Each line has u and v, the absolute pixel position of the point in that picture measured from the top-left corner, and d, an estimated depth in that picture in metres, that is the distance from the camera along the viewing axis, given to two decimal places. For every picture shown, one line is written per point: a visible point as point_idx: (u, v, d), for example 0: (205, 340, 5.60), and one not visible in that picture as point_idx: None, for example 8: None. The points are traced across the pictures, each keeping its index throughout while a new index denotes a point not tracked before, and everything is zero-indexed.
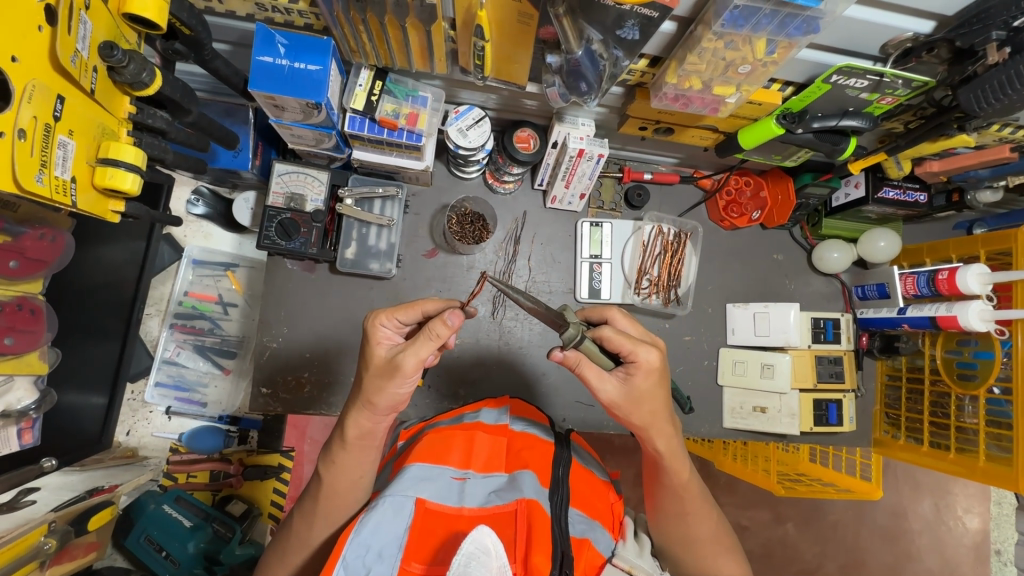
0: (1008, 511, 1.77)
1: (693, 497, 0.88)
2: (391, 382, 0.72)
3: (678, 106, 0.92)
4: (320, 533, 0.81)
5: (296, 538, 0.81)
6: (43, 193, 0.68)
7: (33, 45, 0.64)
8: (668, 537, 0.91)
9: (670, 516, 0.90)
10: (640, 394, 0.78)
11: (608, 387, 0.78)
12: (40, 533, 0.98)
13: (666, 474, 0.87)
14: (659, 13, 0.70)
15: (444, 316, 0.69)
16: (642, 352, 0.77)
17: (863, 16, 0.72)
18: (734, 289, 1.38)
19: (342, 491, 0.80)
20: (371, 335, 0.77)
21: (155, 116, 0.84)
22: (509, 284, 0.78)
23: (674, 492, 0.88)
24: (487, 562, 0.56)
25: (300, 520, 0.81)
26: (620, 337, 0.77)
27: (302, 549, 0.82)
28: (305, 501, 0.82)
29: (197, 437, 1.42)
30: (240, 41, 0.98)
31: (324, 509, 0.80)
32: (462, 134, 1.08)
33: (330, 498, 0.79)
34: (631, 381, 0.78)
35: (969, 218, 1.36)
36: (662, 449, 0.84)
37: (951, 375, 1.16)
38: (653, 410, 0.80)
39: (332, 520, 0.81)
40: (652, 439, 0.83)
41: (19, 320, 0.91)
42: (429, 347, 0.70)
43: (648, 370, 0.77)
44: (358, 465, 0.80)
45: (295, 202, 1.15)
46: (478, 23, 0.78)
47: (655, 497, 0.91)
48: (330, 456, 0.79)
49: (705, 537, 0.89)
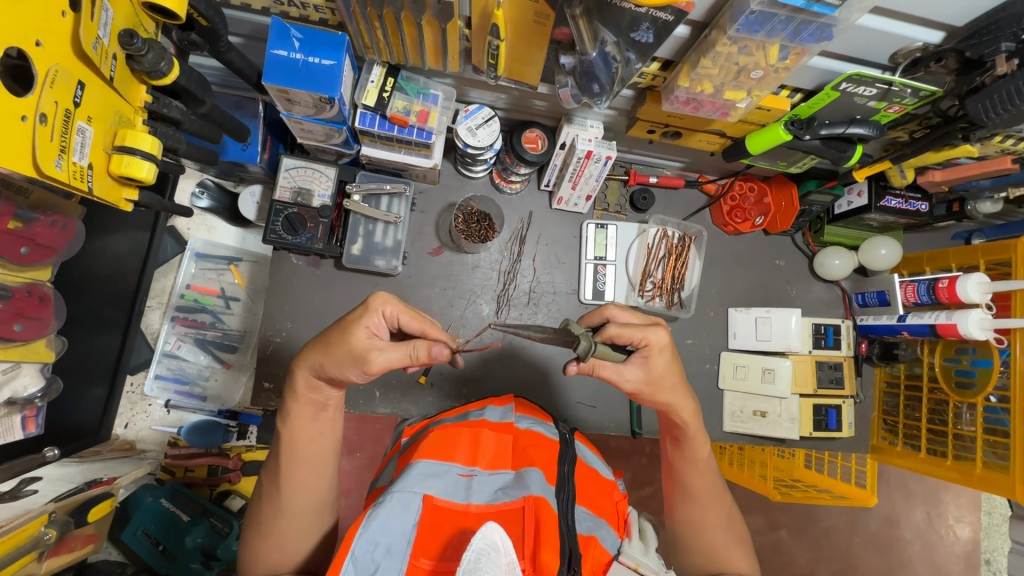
0: (999, 521, 1.78)
1: (709, 470, 0.91)
2: (353, 368, 0.74)
3: (689, 109, 0.93)
4: (291, 493, 0.79)
5: (269, 503, 0.80)
6: (61, 178, 0.68)
7: (56, 30, 0.64)
8: (683, 520, 0.91)
9: (687, 494, 0.91)
10: (657, 374, 0.81)
11: (630, 375, 0.80)
12: (40, 523, 0.96)
13: (687, 447, 0.90)
14: (674, 16, 0.71)
15: (432, 345, 0.74)
16: (652, 334, 0.79)
17: (876, 26, 0.73)
18: (735, 294, 1.40)
19: (302, 446, 0.79)
20: (369, 311, 0.75)
21: (170, 106, 0.84)
22: (514, 326, 0.82)
23: (693, 464, 0.91)
24: (497, 559, 0.55)
25: (269, 484, 0.80)
26: (627, 328, 0.78)
27: (275, 513, 0.79)
28: (271, 464, 0.82)
29: (196, 431, 1.39)
30: (253, 34, 0.98)
31: (289, 466, 0.79)
32: (471, 133, 1.09)
33: (292, 452, 0.79)
34: (649, 364, 0.80)
35: (967, 229, 1.38)
36: (688, 421, 0.87)
37: (949, 383, 1.17)
38: (675, 387, 0.83)
39: (301, 478, 0.79)
40: (678, 412, 0.85)
41: (28, 306, 0.91)
42: (402, 360, 0.74)
43: (660, 349, 0.80)
44: (315, 420, 0.80)
45: (302, 197, 1.14)
46: (493, 22, 0.78)
47: (673, 473, 0.93)
48: (284, 412, 0.80)
49: (718, 522, 0.89)
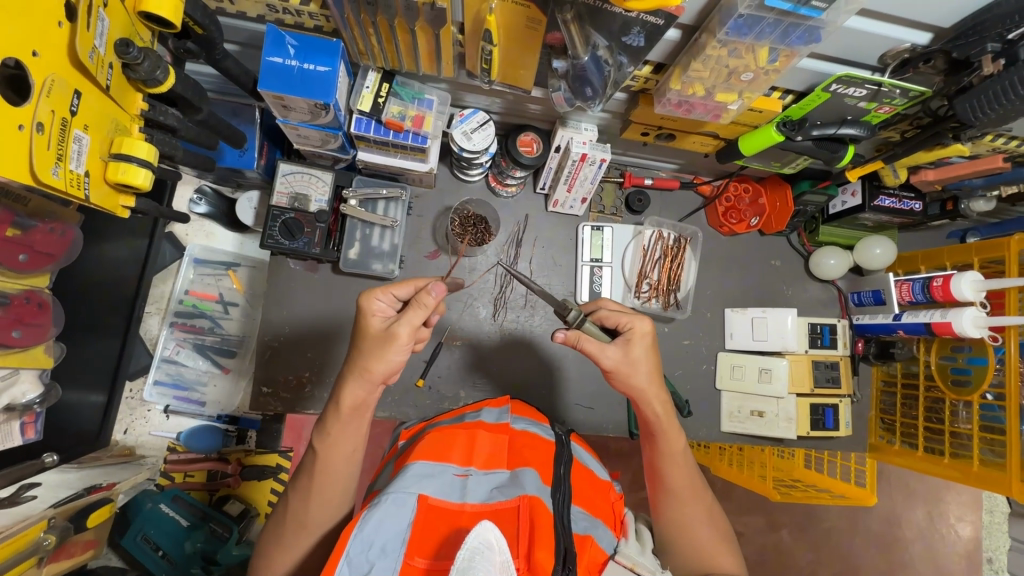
0: (1000, 519, 1.79)
1: (686, 465, 0.91)
2: (390, 351, 0.75)
3: (681, 112, 0.94)
4: (319, 510, 0.80)
5: (293, 519, 0.80)
6: (59, 186, 0.68)
7: (53, 40, 0.65)
8: (670, 519, 0.90)
9: (669, 492, 0.90)
10: (636, 359, 0.84)
11: (610, 353, 0.83)
12: (40, 529, 0.97)
13: (662, 442, 0.90)
14: (665, 20, 0.72)
15: (430, 288, 0.75)
16: (637, 321, 0.85)
17: (862, 27, 0.74)
18: (732, 296, 1.41)
19: (339, 467, 0.80)
20: (366, 309, 0.79)
21: (167, 113, 0.85)
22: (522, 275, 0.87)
23: (670, 460, 0.90)
24: (491, 557, 0.55)
25: (296, 501, 0.80)
26: (616, 313, 0.87)
27: (299, 529, 0.80)
28: (297, 480, 0.82)
29: (195, 437, 1.41)
30: (249, 42, 0.99)
31: (319, 485, 0.80)
32: (467, 137, 1.10)
33: (327, 473, 0.79)
34: (630, 347, 0.83)
35: (961, 228, 1.40)
36: (660, 413, 0.87)
37: (945, 382, 1.17)
38: (649, 375, 0.85)
39: (330, 496, 0.81)
40: (650, 404, 0.86)
41: (26, 313, 0.92)
42: (421, 315, 0.75)
43: (643, 336, 0.85)
44: (351, 439, 0.81)
45: (299, 202, 1.15)
46: (486, 27, 0.79)
47: (654, 470, 0.92)
48: (324, 428, 0.80)
49: (701, 518, 0.90)
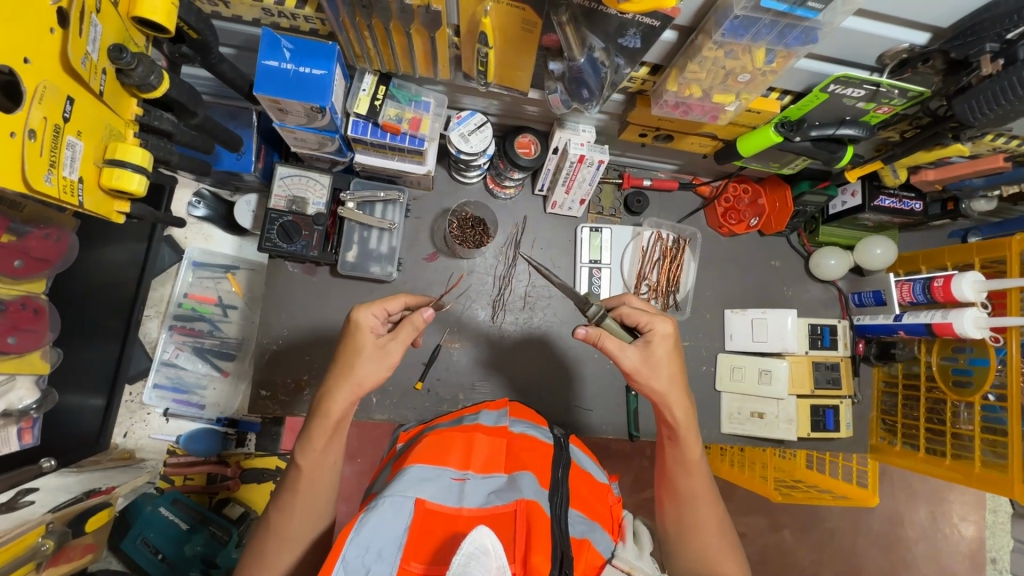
0: (1003, 519, 1.78)
1: (701, 472, 0.90)
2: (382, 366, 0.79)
3: (678, 113, 0.93)
4: (301, 525, 0.81)
5: (276, 535, 0.80)
6: (52, 192, 0.68)
7: (45, 47, 0.65)
8: (680, 523, 0.90)
9: (681, 496, 0.90)
10: (657, 359, 0.84)
11: (629, 355, 0.83)
12: (38, 534, 0.97)
13: (679, 447, 0.89)
14: (661, 22, 0.71)
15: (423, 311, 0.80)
16: (659, 322, 0.85)
17: (859, 28, 0.74)
18: (732, 297, 1.40)
19: (320, 479, 0.81)
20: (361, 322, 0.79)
21: (162, 118, 0.86)
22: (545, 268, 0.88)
23: (686, 465, 0.90)
24: (487, 562, 0.55)
25: (278, 514, 0.81)
26: (636, 311, 0.87)
27: (282, 544, 0.80)
28: (280, 492, 0.82)
29: (193, 439, 1.40)
30: (246, 45, 0.99)
31: (303, 499, 0.80)
32: (464, 140, 1.10)
33: (309, 485, 0.80)
34: (650, 348, 0.84)
35: (963, 227, 1.39)
36: (680, 418, 0.86)
37: (946, 382, 1.16)
38: (669, 379, 0.84)
39: (315, 509, 0.82)
40: (671, 408, 0.86)
41: (23, 318, 0.92)
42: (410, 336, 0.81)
43: (664, 337, 0.85)
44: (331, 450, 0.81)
45: (297, 205, 1.15)
46: (482, 29, 0.79)
47: (667, 474, 0.91)
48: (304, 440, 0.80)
49: (711, 525, 0.89)
